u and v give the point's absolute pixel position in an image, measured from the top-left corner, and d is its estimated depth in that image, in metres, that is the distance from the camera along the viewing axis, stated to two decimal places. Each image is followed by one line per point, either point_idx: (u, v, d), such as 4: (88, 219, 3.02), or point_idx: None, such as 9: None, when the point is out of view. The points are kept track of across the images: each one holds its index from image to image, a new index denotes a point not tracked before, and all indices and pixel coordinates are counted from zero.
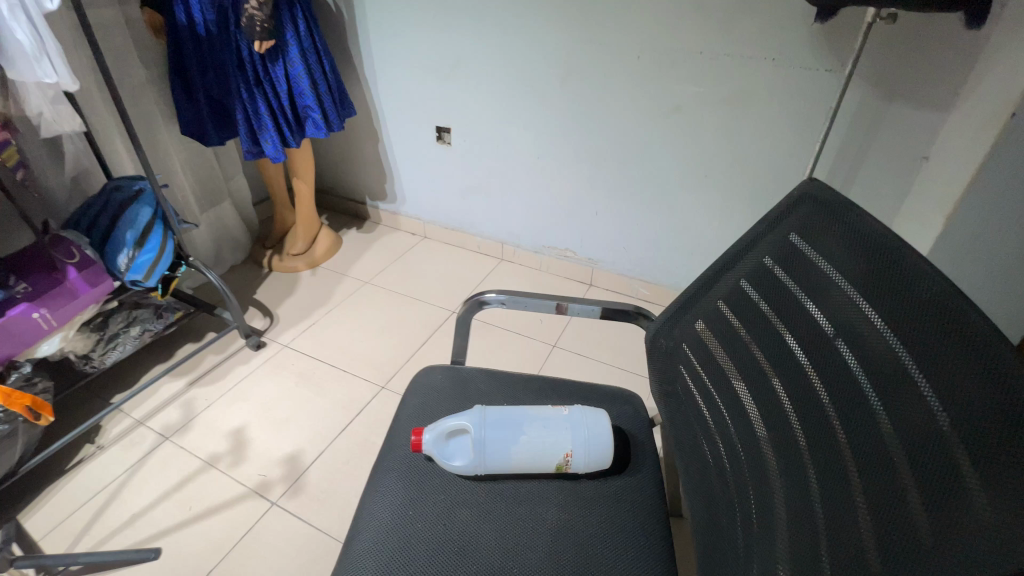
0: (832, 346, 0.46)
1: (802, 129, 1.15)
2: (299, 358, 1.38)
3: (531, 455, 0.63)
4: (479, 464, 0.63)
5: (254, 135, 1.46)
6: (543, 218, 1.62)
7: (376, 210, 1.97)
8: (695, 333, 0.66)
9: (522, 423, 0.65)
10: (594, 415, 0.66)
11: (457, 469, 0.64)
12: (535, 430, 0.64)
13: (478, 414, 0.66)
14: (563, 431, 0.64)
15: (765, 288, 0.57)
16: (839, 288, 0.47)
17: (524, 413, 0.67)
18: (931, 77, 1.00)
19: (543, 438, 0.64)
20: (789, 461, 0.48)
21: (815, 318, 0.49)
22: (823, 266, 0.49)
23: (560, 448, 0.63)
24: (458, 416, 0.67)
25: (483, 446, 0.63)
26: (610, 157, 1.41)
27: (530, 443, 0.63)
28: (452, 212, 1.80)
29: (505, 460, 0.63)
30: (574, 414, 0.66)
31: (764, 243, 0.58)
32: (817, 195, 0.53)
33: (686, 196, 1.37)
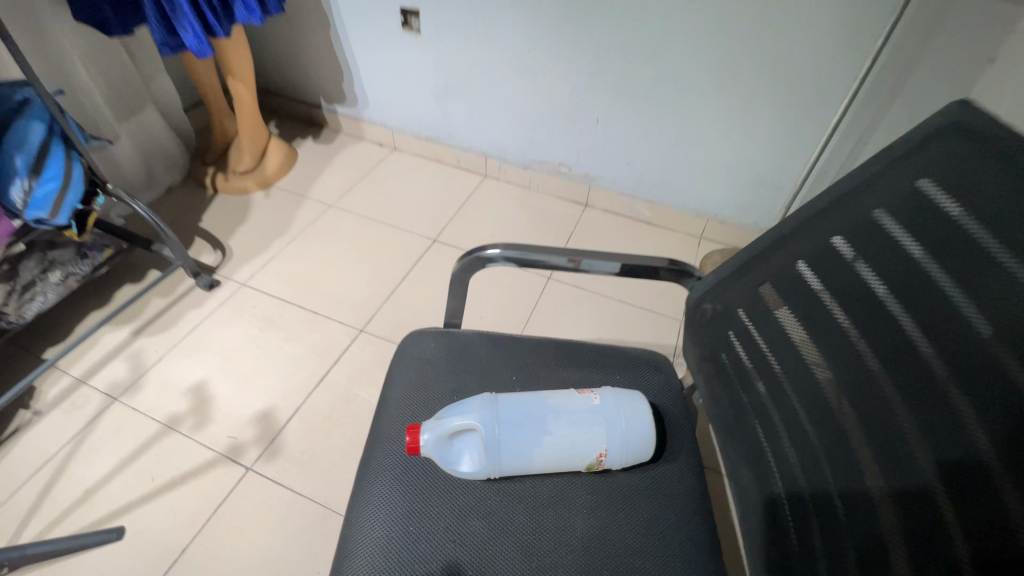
0: (990, 351, 0.33)
1: (857, 16, 0.94)
2: (261, 299, 1.21)
3: (558, 456, 0.53)
4: (494, 469, 0.53)
5: (167, 20, 1.14)
6: (533, 126, 1.40)
7: (334, 116, 1.69)
8: (759, 300, 0.53)
9: (544, 418, 0.54)
10: (630, 402, 0.56)
11: (466, 475, 0.53)
12: (562, 429, 0.53)
13: (489, 410, 0.55)
14: (596, 426, 0.53)
15: (873, 253, 0.42)
16: (1008, 268, 0.33)
17: (546, 405, 0.55)
18: None
19: (572, 437, 0.53)
20: (905, 488, 0.37)
21: (959, 305, 0.36)
22: (979, 233, 0.35)
23: (592, 448, 0.52)
24: (464, 412, 0.55)
25: (498, 449, 0.53)
26: (617, 51, 1.17)
27: (556, 443, 0.53)
28: (425, 118, 1.54)
29: (525, 464, 0.53)
30: (608, 404, 0.55)
31: (874, 189, 0.43)
32: (974, 126, 0.37)
33: (703, 101, 1.17)
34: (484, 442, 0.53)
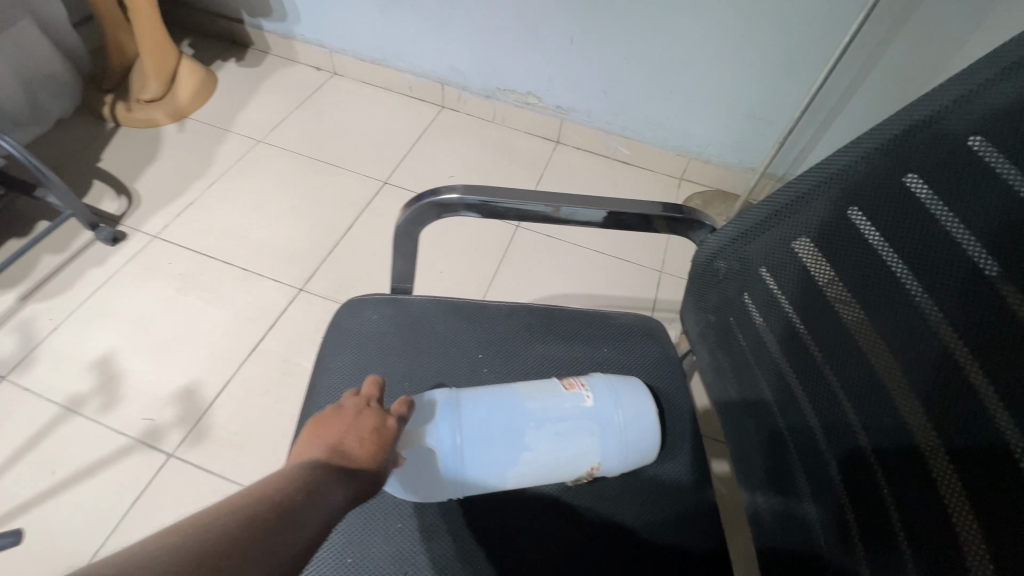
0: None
1: None
2: (179, 254, 1.02)
3: (538, 472, 0.44)
4: (461, 488, 0.44)
5: None
6: (496, 47, 1.21)
7: (260, 33, 1.42)
8: (790, 258, 0.42)
9: (521, 426, 0.45)
10: (633, 400, 0.47)
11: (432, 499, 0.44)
12: (546, 444, 0.44)
13: (452, 417, 0.45)
14: (588, 435, 0.45)
15: (960, 196, 0.30)
16: None
17: (522, 407, 0.46)
18: None
19: (557, 448, 0.44)
20: (983, 513, 0.27)
21: None
22: None
23: (582, 463, 0.44)
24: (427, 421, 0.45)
25: (464, 466, 0.44)
26: None
27: (538, 461, 0.44)
28: (369, 38, 1.32)
29: (498, 483, 0.44)
30: (604, 406, 0.46)
31: (967, 104, 0.30)
32: None
33: (695, 18, 1.01)
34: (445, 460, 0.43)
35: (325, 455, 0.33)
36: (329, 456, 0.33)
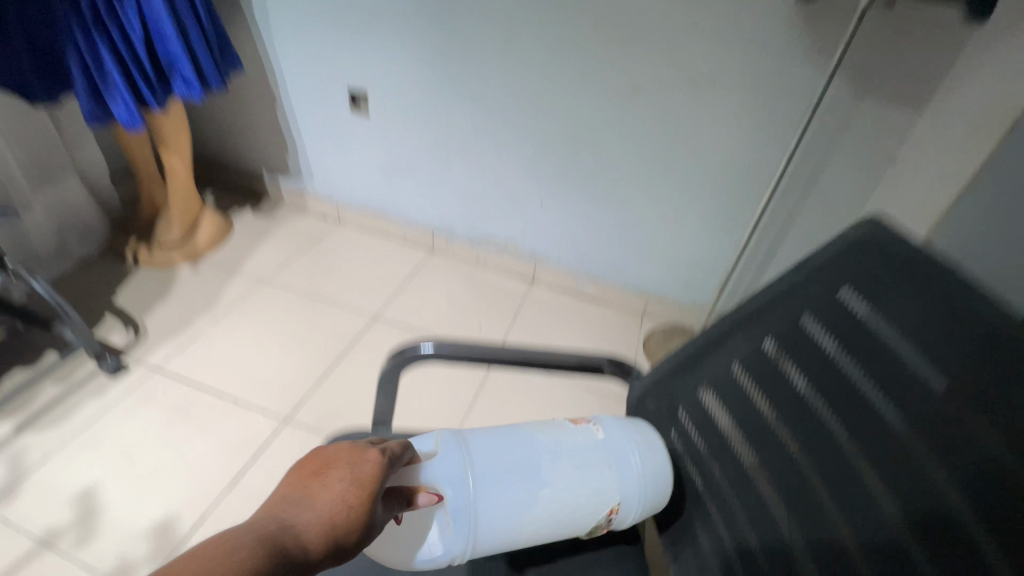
0: (976, 441, 0.32)
1: (771, 118, 1.04)
2: (174, 387, 1.09)
3: (549, 523, 0.52)
4: (474, 528, 0.50)
5: (99, 93, 1.14)
6: (479, 205, 1.42)
7: (277, 188, 1.65)
8: (698, 401, 0.52)
9: (538, 466, 0.52)
10: (641, 433, 0.55)
11: (444, 545, 0.50)
12: (565, 480, 0.52)
13: (461, 466, 0.51)
14: (606, 482, 0.52)
15: (804, 363, 0.43)
16: (932, 384, 0.35)
17: (538, 447, 0.53)
18: (912, 74, 0.91)
19: (574, 502, 0.52)
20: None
21: (890, 420, 0.37)
22: (899, 346, 0.37)
23: (597, 497, 0.52)
24: (438, 463, 0.51)
25: (470, 507, 0.50)
26: (557, 139, 1.23)
27: (558, 497, 0.51)
28: (372, 195, 1.54)
29: (515, 529, 0.51)
30: (614, 436, 0.54)
31: (795, 298, 0.44)
32: (874, 244, 0.40)
33: (643, 187, 1.23)
34: (454, 515, 0.50)
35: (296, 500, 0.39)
36: (301, 501, 0.39)
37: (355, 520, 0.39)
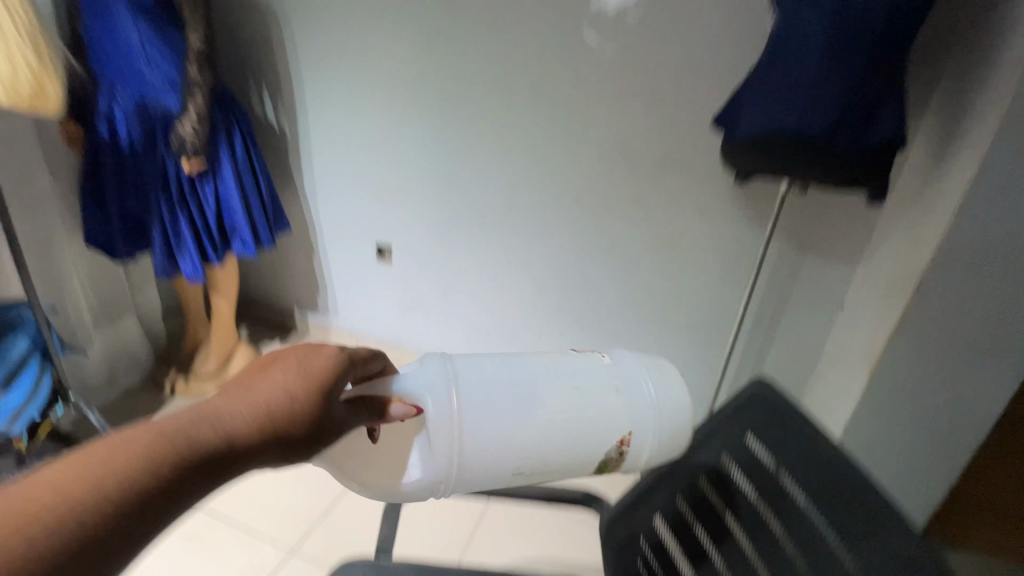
0: (851, 525, 0.51)
1: (728, 269, 1.23)
2: (193, 515, 1.18)
3: (563, 449, 0.60)
4: (467, 426, 0.58)
5: (171, 251, 1.39)
6: (484, 339, 1.59)
7: (304, 322, 1.84)
8: (652, 526, 0.64)
9: (539, 383, 0.61)
10: (665, 383, 0.65)
11: (435, 442, 0.58)
12: (575, 397, 0.61)
13: (442, 374, 0.60)
14: (634, 410, 0.63)
15: (731, 499, 0.59)
16: (802, 508, 0.54)
17: (538, 368, 0.62)
18: (841, 238, 1.10)
19: (595, 427, 0.61)
20: None
21: (781, 534, 0.55)
22: (783, 478, 0.56)
23: (609, 409, 0.62)
24: (416, 378, 0.59)
25: (454, 407, 0.59)
26: (552, 284, 1.44)
27: (572, 409, 0.60)
28: (390, 330, 1.73)
29: (535, 436, 0.59)
30: (618, 363, 0.65)
31: (716, 443, 0.62)
32: (760, 402, 0.60)
33: (628, 324, 1.40)
34: (442, 426, 0.58)
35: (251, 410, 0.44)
36: (255, 410, 0.44)
37: (304, 407, 0.46)
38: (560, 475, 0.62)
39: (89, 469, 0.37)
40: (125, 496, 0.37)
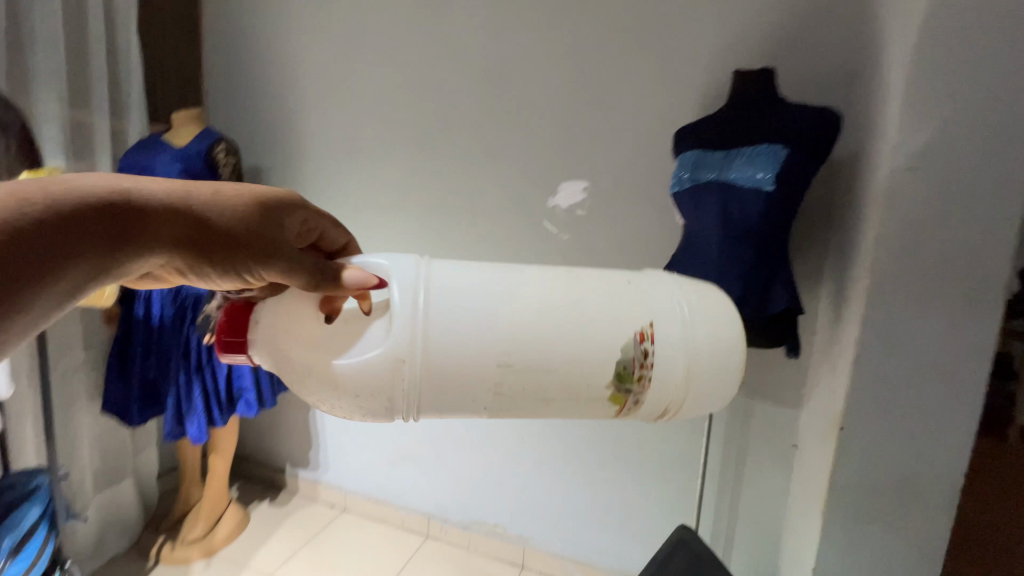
0: None
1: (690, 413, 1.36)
2: None
3: (573, 331, 0.72)
4: (433, 297, 0.70)
5: (180, 415, 1.52)
6: (472, 493, 1.66)
7: (294, 478, 1.92)
8: None
9: (543, 280, 0.75)
10: (699, 291, 0.79)
11: (398, 307, 0.68)
12: (600, 298, 0.75)
13: (412, 257, 0.73)
14: (662, 308, 0.75)
15: None
16: None
17: (540, 272, 0.77)
18: (778, 384, 1.26)
19: (617, 319, 0.73)
20: None
21: None
22: None
23: (634, 309, 0.74)
24: (383, 259, 0.73)
25: (417, 274, 0.71)
26: (534, 435, 1.55)
27: (599, 308, 0.74)
28: (380, 485, 1.79)
29: (559, 322, 0.72)
30: (645, 277, 0.80)
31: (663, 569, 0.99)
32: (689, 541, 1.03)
33: (604, 469, 1.49)
34: (409, 299, 0.69)
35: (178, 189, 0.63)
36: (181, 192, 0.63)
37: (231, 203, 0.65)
38: (591, 361, 0.72)
39: (51, 185, 0.54)
40: (67, 212, 0.54)
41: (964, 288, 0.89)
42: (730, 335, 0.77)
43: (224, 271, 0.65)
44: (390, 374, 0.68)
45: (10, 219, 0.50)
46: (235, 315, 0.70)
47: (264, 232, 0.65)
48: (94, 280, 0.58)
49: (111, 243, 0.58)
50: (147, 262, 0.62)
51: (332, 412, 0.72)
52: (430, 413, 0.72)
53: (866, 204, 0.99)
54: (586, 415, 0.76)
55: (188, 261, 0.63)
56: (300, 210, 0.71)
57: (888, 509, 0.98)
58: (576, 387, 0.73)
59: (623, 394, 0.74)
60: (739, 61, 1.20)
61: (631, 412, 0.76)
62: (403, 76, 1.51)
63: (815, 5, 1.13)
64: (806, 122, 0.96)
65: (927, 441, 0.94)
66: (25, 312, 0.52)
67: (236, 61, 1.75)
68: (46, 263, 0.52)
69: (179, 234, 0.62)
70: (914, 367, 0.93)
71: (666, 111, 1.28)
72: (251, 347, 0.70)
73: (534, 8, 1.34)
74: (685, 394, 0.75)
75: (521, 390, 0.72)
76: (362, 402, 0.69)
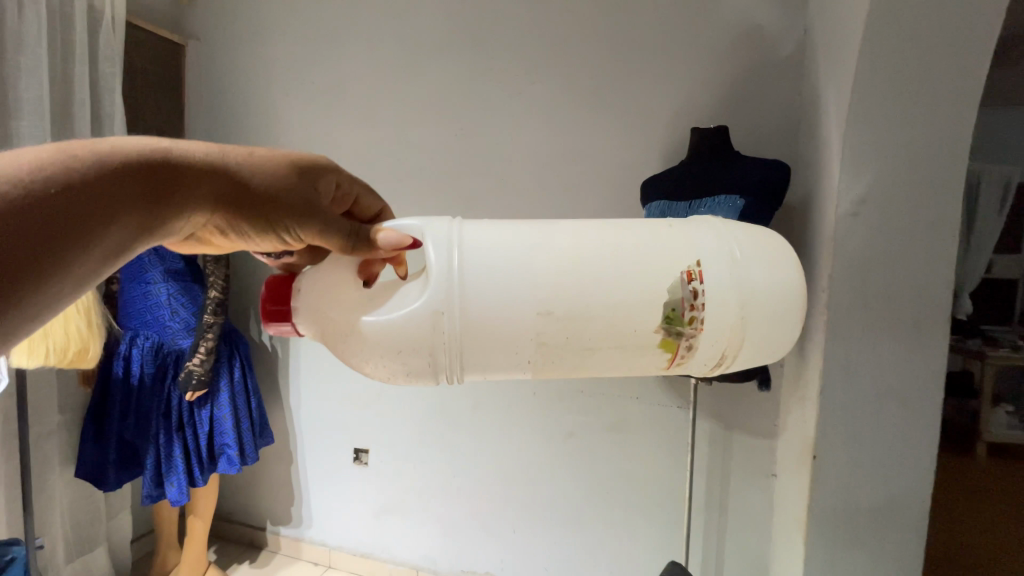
0: None
1: (671, 449, 1.40)
2: None
3: (615, 279, 0.74)
4: (466, 252, 0.74)
5: (159, 476, 1.48)
6: (461, 541, 1.65)
7: (276, 537, 1.87)
8: None
9: (584, 231, 0.78)
10: (751, 235, 0.81)
11: (433, 265, 0.73)
12: (644, 245, 0.77)
13: (444, 218, 0.77)
14: (710, 250, 0.77)
15: None
16: None
17: (583, 224, 0.80)
18: (752, 415, 1.32)
19: (663, 262, 0.76)
20: None
21: None
22: None
23: (679, 253, 0.76)
24: (416, 223, 0.78)
25: (450, 235, 0.75)
26: (522, 477, 1.55)
27: (643, 253, 0.76)
28: (366, 538, 1.76)
29: (604, 269, 0.75)
30: (688, 223, 0.82)
31: None
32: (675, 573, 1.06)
33: (593, 509, 1.50)
34: (445, 257, 0.73)
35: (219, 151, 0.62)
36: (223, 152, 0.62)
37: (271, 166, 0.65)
38: (640, 304, 0.74)
39: (101, 143, 0.54)
40: (112, 170, 0.53)
41: (912, 318, 0.97)
42: (783, 278, 0.78)
43: (262, 232, 0.64)
44: (431, 326, 0.72)
45: (64, 168, 0.49)
46: (279, 285, 0.77)
47: (299, 190, 0.65)
48: (135, 243, 0.56)
49: (151, 201, 0.56)
50: (185, 223, 0.61)
51: (375, 373, 0.76)
52: (472, 370, 0.76)
53: (817, 245, 1.08)
54: (638, 364, 0.78)
55: (227, 222, 0.62)
56: (334, 173, 0.70)
57: (866, 531, 1.03)
58: (623, 336, 0.75)
59: (674, 338, 0.75)
60: (696, 117, 1.31)
61: (686, 359, 0.78)
62: (384, 133, 1.59)
63: (760, 69, 1.26)
64: (758, 174, 1.05)
65: (895, 464, 1.00)
66: (71, 275, 0.50)
67: (218, 120, 1.80)
68: (91, 221, 0.50)
69: (218, 192, 0.61)
70: (876, 394, 1.00)
71: (633, 163, 1.38)
72: (295, 317, 0.77)
73: (507, 70, 1.45)
74: (740, 337, 0.76)
75: (565, 339, 0.74)
76: (405, 358, 0.73)
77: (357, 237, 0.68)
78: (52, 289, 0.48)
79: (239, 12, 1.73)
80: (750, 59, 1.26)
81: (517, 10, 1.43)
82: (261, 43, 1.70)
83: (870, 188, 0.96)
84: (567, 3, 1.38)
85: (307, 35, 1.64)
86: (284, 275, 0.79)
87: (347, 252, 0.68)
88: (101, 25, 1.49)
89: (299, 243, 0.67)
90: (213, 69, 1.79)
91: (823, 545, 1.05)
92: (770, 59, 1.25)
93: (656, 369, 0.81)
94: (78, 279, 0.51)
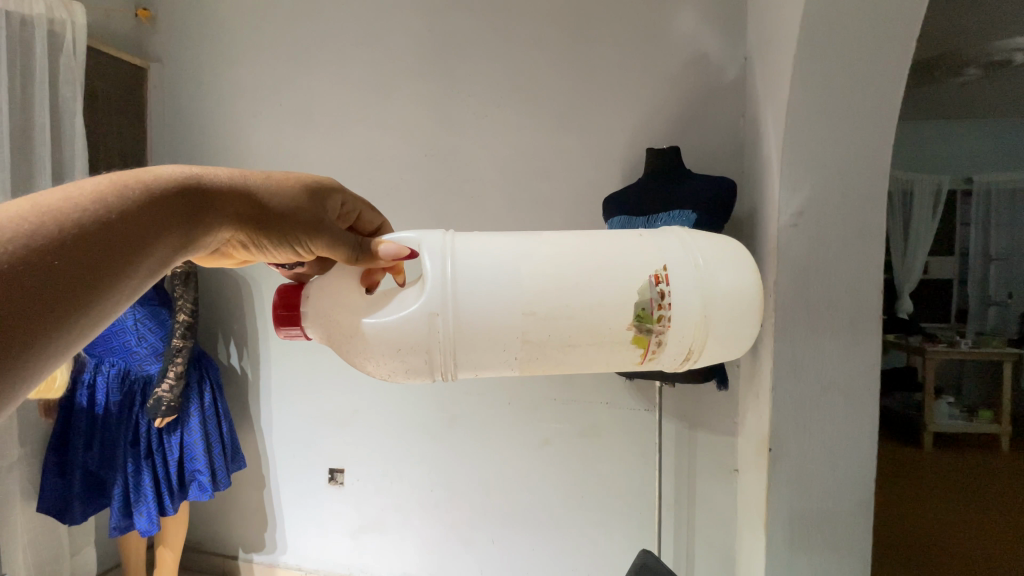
0: None
1: (640, 450, 1.47)
2: None
3: (591, 282, 0.80)
4: (455, 260, 0.79)
5: (128, 506, 1.45)
6: (442, 553, 1.66)
7: (249, 564, 1.83)
8: None
9: (559, 241, 0.85)
10: (710, 242, 0.88)
11: (428, 270, 0.78)
12: (618, 252, 0.84)
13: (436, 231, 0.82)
14: (673, 257, 0.84)
15: None
16: None
17: (561, 237, 0.86)
18: (715, 414, 1.41)
19: (634, 264, 0.82)
20: None
21: None
22: None
23: (652, 257, 0.83)
24: (410, 236, 0.82)
25: (442, 246, 0.80)
26: (500, 486, 1.59)
27: (615, 259, 0.83)
28: (347, 554, 1.74)
29: (585, 272, 0.81)
30: (657, 232, 0.89)
31: None
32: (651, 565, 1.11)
33: (570, 514, 1.54)
34: (439, 265, 0.78)
35: (241, 175, 0.66)
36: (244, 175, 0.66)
37: (288, 187, 0.68)
38: (611, 304, 0.81)
39: (143, 173, 0.58)
40: (153, 194, 0.57)
41: (848, 317, 1.08)
42: (740, 282, 0.85)
43: (281, 245, 0.68)
44: (426, 327, 0.77)
45: (112, 193, 0.53)
46: (289, 293, 0.80)
47: (312, 208, 0.69)
48: (169, 262, 0.59)
49: (188, 220, 0.59)
50: (209, 243, 0.63)
51: (376, 372, 0.80)
52: (465, 367, 0.81)
53: (764, 253, 1.18)
54: (612, 360, 0.84)
55: (251, 237, 0.66)
56: (340, 192, 0.74)
57: (820, 514, 1.11)
58: (597, 332, 0.81)
59: (644, 334, 0.82)
60: (651, 137, 1.41)
61: (657, 354, 0.84)
62: (355, 153, 1.62)
63: (708, 92, 1.36)
64: (710, 190, 1.14)
65: (842, 451, 1.09)
66: (119, 295, 0.52)
67: (183, 143, 1.79)
68: (132, 246, 0.53)
69: (240, 212, 0.64)
70: (822, 388, 1.09)
71: (595, 180, 1.46)
72: (305, 321, 0.81)
73: (474, 93, 1.51)
74: (694, 338, 0.83)
75: (542, 340, 0.80)
76: (404, 356, 0.78)
77: (361, 248, 0.72)
78: (103, 309, 0.50)
79: (203, 37, 1.74)
80: (698, 84, 1.37)
81: (481, 37, 1.49)
82: (228, 65, 1.71)
83: (808, 201, 1.06)
84: (528, 32, 1.47)
85: (273, 59, 1.66)
86: (294, 284, 0.82)
87: (354, 262, 0.72)
88: (62, 50, 1.47)
89: (310, 256, 0.71)
90: (178, 93, 1.79)
91: (781, 530, 1.12)
92: (716, 84, 1.36)
93: (631, 364, 0.87)
94: (119, 302, 0.53)
